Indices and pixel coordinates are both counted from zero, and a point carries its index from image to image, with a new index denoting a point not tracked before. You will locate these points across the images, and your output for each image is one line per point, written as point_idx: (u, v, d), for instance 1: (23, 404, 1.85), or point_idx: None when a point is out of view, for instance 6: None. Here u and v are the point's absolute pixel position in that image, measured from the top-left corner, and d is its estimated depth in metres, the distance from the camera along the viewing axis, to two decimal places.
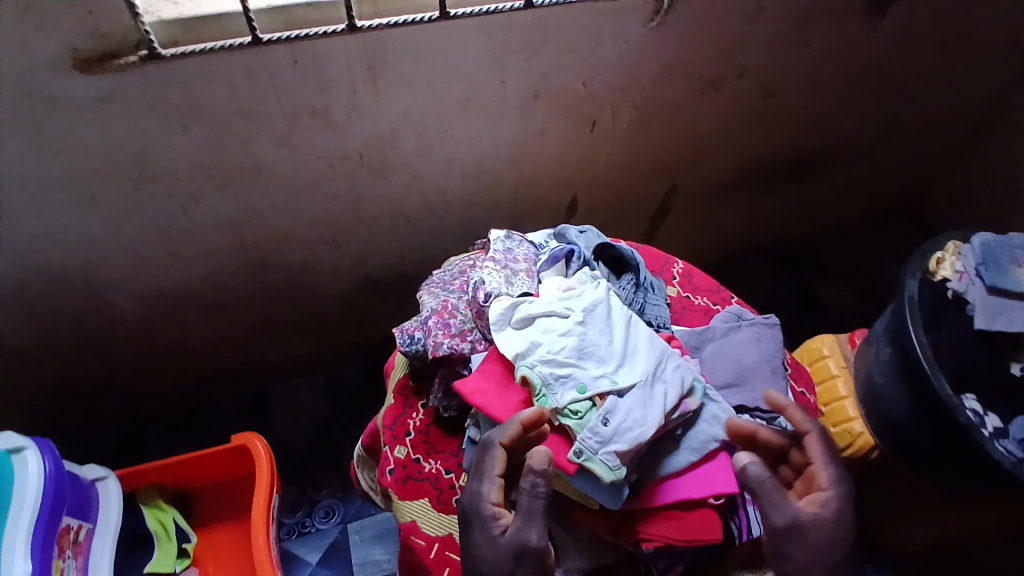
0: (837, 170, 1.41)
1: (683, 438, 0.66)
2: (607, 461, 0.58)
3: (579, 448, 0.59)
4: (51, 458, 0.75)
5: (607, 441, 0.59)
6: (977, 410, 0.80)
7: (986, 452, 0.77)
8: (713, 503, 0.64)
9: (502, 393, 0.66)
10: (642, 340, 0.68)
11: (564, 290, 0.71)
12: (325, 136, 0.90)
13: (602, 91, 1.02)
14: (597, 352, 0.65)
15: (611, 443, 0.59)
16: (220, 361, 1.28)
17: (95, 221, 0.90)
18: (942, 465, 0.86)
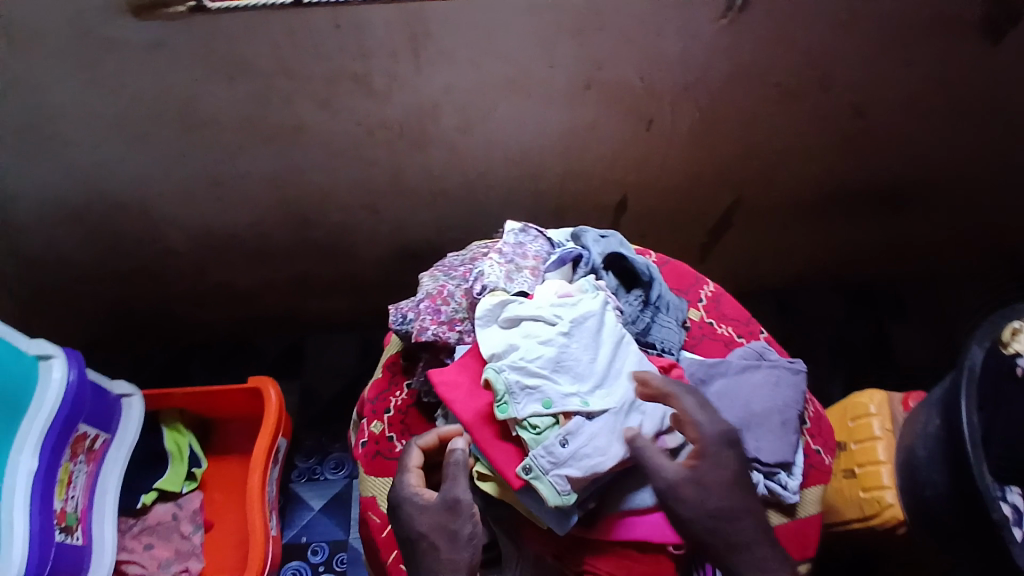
0: (933, 208, 1.25)
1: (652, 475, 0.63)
2: (556, 485, 0.58)
3: (529, 465, 0.59)
4: (74, 370, 0.88)
5: (560, 464, 0.59)
6: (1017, 508, 0.71)
7: (1011, 557, 0.68)
8: (671, 551, 0.62)
9: (473, 391, 0.65)
10: (628, 364, 0.65)
11: (561, 296, 0.68)
12: (366, 103, 0.92)
13: (662, 89, 0.95)
14: (575, 368, 0.63)
15: (564, 467, 0.59)
16: (262, 305, 1.34)
17: (151, 157, 0.98)
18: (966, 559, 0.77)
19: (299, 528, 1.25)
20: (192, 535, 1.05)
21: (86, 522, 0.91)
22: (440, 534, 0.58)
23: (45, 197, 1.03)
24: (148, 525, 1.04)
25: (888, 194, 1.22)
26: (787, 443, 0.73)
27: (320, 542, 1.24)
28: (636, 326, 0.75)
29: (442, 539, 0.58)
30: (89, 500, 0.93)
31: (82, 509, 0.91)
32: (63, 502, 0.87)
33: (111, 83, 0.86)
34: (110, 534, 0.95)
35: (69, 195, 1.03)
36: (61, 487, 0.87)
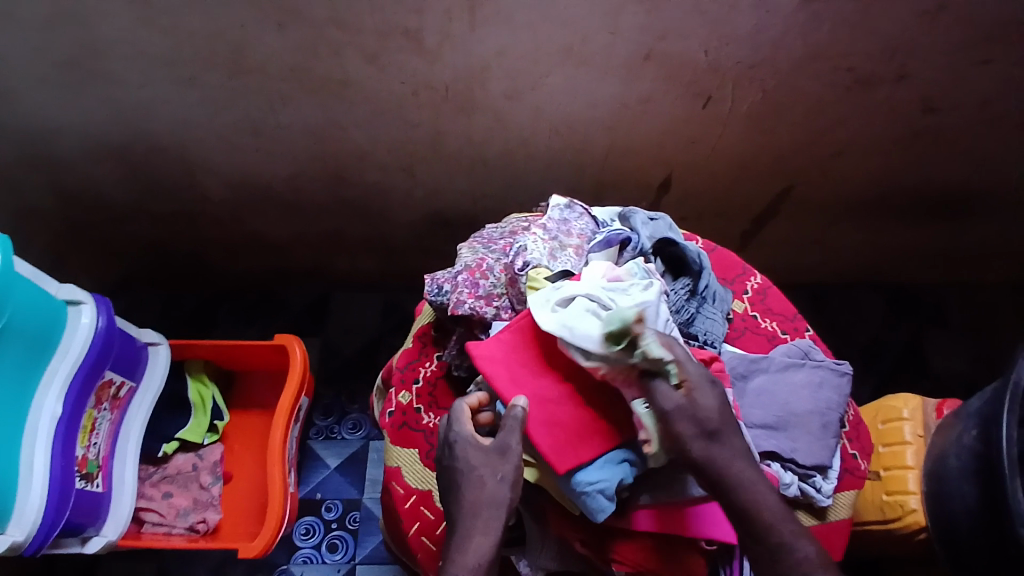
0: (996, 215, 1.18)
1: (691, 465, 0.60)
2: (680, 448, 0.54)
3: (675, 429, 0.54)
4: (104, 317, 0.90)
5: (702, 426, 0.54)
6: None
7: None
8: (703, 546, 0.61)
9: (529, 372, 0.62)
10: None
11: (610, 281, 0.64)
12: (415, 60, 0.88)
13: (727, 66, 0.89)
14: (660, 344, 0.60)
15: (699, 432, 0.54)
16: (291, 259, 1.33)
17: (191, 101, 0.95)
18: None
19: (313, 485, 1.26)
20: (210, 486, 1.05)
21: (106, 469, 0.94)
22: (489, 473, 0.56)
23: (83, 135, 1.02)
24: (167, 475, 1.06)
25: (951, 197, 1.15)
26: (826, 447, 0.70)
27: (333, 499, 1.24)
28: (679, 316, 0.72)
29: (488, 479, 0.56)
30: (111, 447, 0.96)
31: (103, 456, 0.94)
32: (85, 449, 0.90)
33: (155, 22, 0.83)
34: (130, 480, 0.98)
35: (107, 135, 1.02)
36: (83, 435, 0.89)
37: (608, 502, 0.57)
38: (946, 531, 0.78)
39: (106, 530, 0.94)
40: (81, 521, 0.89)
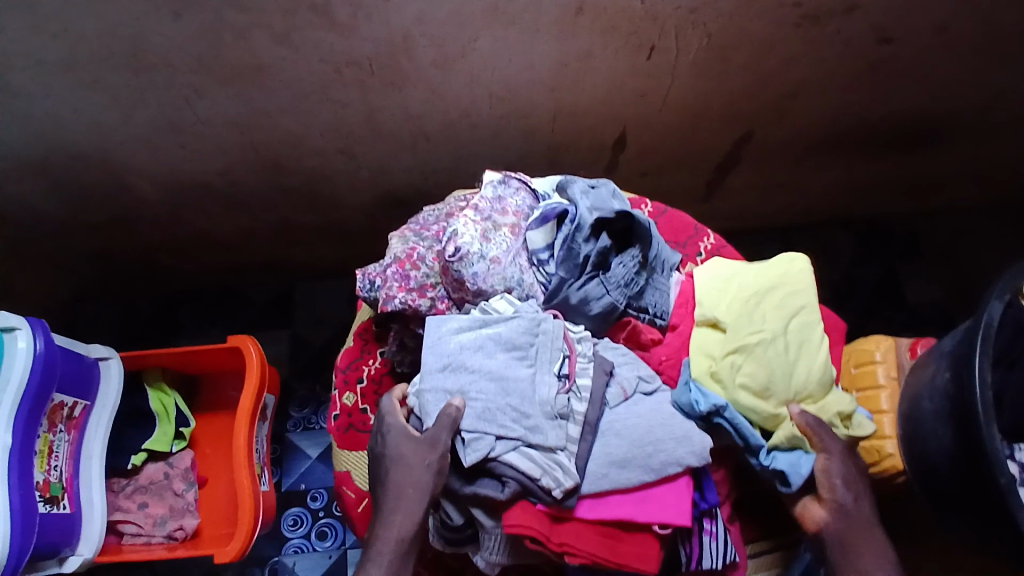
0: (964, 142, 1.15)
1: (642, 455, 0.57)
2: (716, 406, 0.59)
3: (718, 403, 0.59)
4: (42, 337, 0.86)
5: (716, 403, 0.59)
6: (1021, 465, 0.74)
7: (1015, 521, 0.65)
8: (657, 530, 0.57)
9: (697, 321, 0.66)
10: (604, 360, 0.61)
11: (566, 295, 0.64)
12: (328, 37, 0.82)
13: (666, 12, 0.83)
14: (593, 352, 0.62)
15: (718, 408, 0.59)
16: (246, 253, 1.29)
17: (103, 105, 0.90)
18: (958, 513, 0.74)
19: (297, 476, 1.27)
20: (185, 492, 1.05)
21: (72, 490, 0.93)
22: (418, 461, 0.58)
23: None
24: (140, 485, 1.04)
25: (913, 127, 1.11)
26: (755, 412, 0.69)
27: (318, 489, 1.26)
28: (629, 290, 0.66)
29: (417, 465, 0.58)
30: (74, 468, 0.94)
31: (67, 477, 0.93)
32: (45, 474, 0.88)
33: (44, 26, 0.77)
34: (100, 498, 0.97)
35: (23, 146, 0.96)
36: (40, 460, 0.88)
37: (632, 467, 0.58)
38: (922, 471, 0.78)
39: (81, 549, 0.93)
40: (51, 545, 0.88)
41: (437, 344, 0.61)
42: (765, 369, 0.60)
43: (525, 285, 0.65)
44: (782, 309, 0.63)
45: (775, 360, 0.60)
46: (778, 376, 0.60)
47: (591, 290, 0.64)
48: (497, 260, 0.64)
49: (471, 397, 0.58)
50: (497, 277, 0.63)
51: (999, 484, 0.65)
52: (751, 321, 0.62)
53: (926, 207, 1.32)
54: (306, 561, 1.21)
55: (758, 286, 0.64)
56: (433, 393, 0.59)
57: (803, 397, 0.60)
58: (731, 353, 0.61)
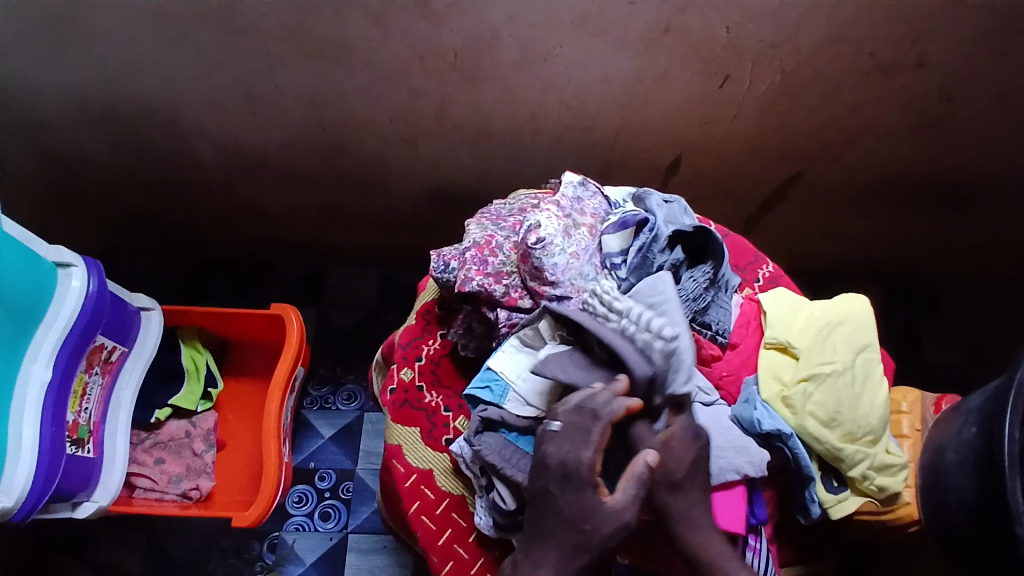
0: (1001, 210, 1.18)
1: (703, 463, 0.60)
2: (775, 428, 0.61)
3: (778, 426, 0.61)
4: (96, 279, 0.87)
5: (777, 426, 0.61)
6: None
7: None
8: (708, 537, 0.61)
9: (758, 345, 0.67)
10: None
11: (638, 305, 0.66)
12: (419, 24, 0.84)
13: (746, 44, 0.86)
14: None
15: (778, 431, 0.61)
16: (286, 229, 1.30)
17: (185, 62, 0.91)
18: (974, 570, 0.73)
19: (307, 453, 1.26)
20: (204, 453, 1.05)
21: (97, 435, 0.93)
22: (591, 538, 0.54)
23: (73, 94, 0.98)
24: (160, 440, 1.04)
25: (955, 189, 1.14)
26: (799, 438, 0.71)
27: (327, 469, 1.25)
28: (696, 304, 0.68)
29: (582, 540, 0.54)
30: (102, 413, 0.94)
31: (94, 421, 0.93)
32: (76, 415, 0.88)
33: None
34: (121, 448, 0.96)
35: (96, 93, 0.97)
36: (74, 400, 0.87)
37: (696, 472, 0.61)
38: (938, 523, 0.77)
39: (97, 497, 0.93)
40: (71, 487, 0.87)
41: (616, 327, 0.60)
42: (834, 400, 0.61)
43: (598, 284, 0.66)
44: (848, 345, 0.64)
45: (844, 391, 0.62)
46: (847, 406, 0.61)
47: None
48: (576, 256, 0.66)
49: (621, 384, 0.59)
50: (573, 272, 0.65)
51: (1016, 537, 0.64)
52: (821, 351, 0.64)
53: (956, 269, 1.35)
54: (307, 540, 1.20)
55: (827, 318, 0.66)
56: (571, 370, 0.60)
57: (866, 432, 0.61)
58: (802, 379, 0.63)
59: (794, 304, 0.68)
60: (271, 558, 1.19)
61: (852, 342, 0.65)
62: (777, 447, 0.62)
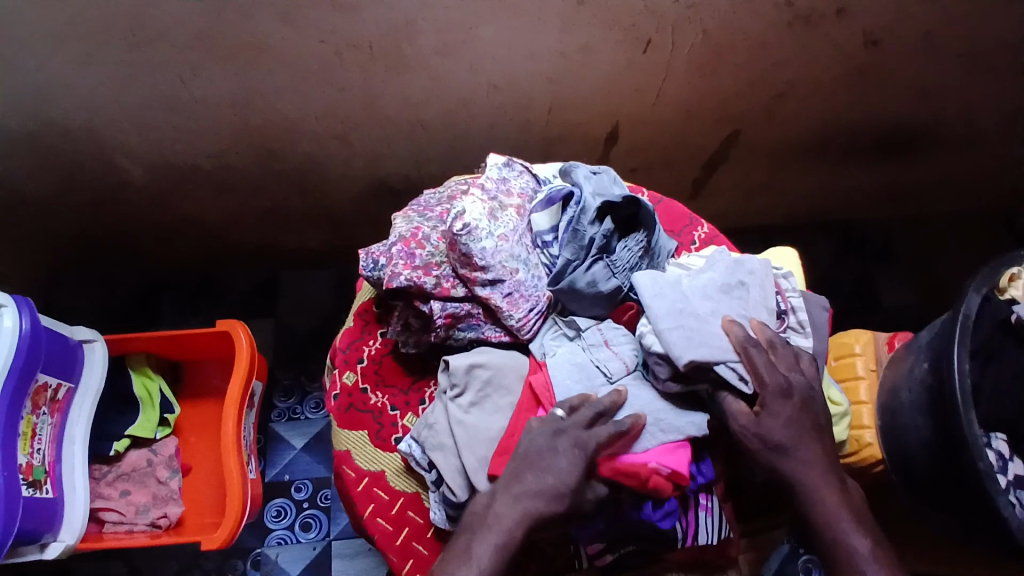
0: (942, 149, 1.20)
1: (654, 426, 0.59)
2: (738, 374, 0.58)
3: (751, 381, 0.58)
4: (28, 316, 0.84)
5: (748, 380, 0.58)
6: (1001, 454, 0.76)
7: (994, 508, 0.65)
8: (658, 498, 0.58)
9: None
10: (608, 357, 0.63)
11: (586, 283, 0.63)
12: (331, 18, 0.82)
13: (665, 6, 0.85)
14: (600, 356, 0.63)
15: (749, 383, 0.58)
16: (232, 240, 1.27)
17: (94, 80, 0.88)
18: (937, 505, 0.75)
19: (281, 466, 1.25)
20: (169, 480, 1.03)
21: (55, 474, 0.90)
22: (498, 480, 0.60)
23: None
24: (122, 472, 1.02)
25: (892, 133, 1.15)
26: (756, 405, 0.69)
27: (303, 480, 1.25)
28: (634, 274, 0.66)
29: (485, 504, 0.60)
30: (57, 451, 0.91)
31: (49, 461, 0.90)
32: (28, 457, 0.86)
33: None
34: (83, 483, 0.94)
35: (6, 120, 0.93)
36: (23, 442, 0.85)
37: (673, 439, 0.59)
38: (900, 461, 0.79)
39: (63, 536, 0.90)
40: (32, 528, 0.85)
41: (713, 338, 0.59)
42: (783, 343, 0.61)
43: (530, 264, 0.66)
44: (766, 299, 0.63)
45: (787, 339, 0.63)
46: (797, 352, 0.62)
47: (597, 272, 0.64)
48: (504, 238, 0.65)
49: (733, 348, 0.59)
50: (504, 254, 0.64)
51: (976, 470, 0.65)
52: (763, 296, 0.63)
53: (903, 210, 1.36)
54: (290, 552, 1.20)
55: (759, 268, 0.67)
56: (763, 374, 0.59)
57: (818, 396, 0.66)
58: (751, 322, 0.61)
59: (719, 254, 0.67)
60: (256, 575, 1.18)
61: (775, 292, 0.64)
62: (708, 376, 0.59)
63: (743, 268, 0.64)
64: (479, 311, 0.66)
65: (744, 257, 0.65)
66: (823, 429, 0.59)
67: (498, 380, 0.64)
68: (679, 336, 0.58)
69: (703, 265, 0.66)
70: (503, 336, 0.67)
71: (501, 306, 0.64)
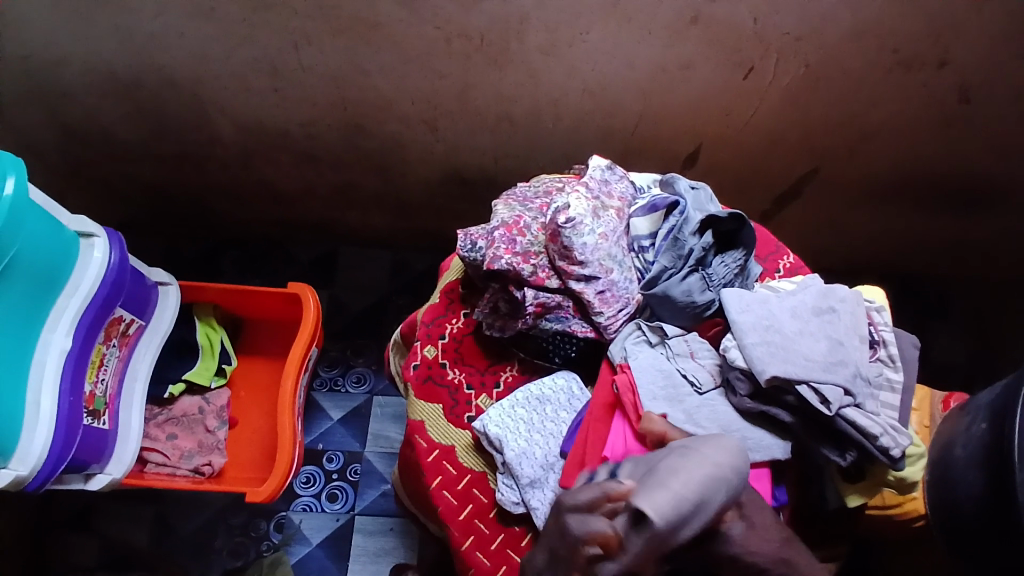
0: (1017, 215, 1.19)
1: (736, 438, 0.61)
2: (825, 393, 0.58)
3: (831, 398, 0.57)
4: (116, 252, 0.86)
5: (830, 400, 0.57)
6: None
7: None
8: None
9: None
10: (692, 367, 0.64)
11: (682, 293, 0.65)
12: (448, 6, 0.84)
13: (773, 36, 0.87)
14: (685, 365, 0.64)
15: (829, 400, 0.57)
16: (300, 210, 1.31)
17: (210, 36, 0.91)
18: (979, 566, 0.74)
19: (316, 434, 1.28)
20: (217, 430, 1.05)
21: (113, 408, 0.91)
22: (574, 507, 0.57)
23: (94, 66, 0.98)
24: (172, 416, 1.04)
25: (967, 192, 1.15)
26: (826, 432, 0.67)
27: (335, 451, 1.27)
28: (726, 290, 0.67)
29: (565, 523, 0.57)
30: (119, 386, 0.93)
31: (110, 395, 0.91)
32: (93, 386, 0.87)
33: None
34: (136, 421, 0.95)
35: (118, 64, 0.97)
36: (91, 370, 0.86)
37: (751, 455, 0.60)
38: (946, 516, 0.78)
39: (110, 469, 0.91)
40: (85, 457, 0.86)
41: (803, 356, 0.59)
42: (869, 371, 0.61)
43: (625, 266, 0.67)
44: (858, 327, 0.63)
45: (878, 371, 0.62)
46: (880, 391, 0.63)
47: (693, 282, 0.65)
48: (604, 237, 0.66)
49: (824, 369, 0.58)
50: (602, 253, 0.66)
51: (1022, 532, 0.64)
52: (855, 324, 0.63)
53: (965, 271, 1.36)
54: (314, 519, 1.22)
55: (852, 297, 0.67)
56: (850, 398, 0.58)
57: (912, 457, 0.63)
58: (845, 345, 0.61)
59: (812, 280, 0.68)
60: (278, 537, 1.20)
61: (866, 322, 0.65)
62: (783, 400, 0.60)
63: (833, 295, 0.65)
64: (569, 305, 0.67)
65: (834, 286, 0.66)
66: (894, 451, 0.58)
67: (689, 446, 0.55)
68: (766, 352, 0.59)
69: (794, 289, 0.67)
70: (589, 332, 0.68)
71: (593, 303, 0.66)
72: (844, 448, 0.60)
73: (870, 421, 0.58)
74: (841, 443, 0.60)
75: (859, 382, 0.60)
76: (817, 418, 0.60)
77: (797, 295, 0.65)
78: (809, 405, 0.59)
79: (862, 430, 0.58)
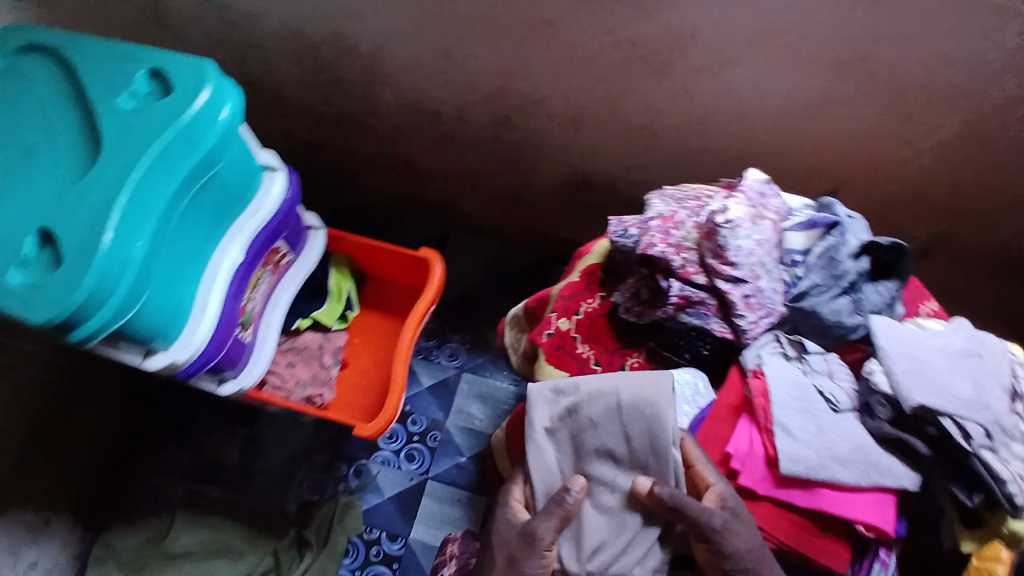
0: None
1: (869, 460, 0.62)
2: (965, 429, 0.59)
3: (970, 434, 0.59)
4: (290, 189, 0.97)
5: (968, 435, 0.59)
6: None
7: None
8: (859, 530, 0.63)
9: None
10: (830, 384, 0.66)
11: (831, 310, 0.67)
12: (624, 15, 0.90)
13: (936, 83, 0.88)
14: (824, 383, 0.66)
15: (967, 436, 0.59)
16: (426, 189, 1.40)
17: (399, 16, 1.00)
18: None
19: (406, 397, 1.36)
20: (330, 368, 1.13)
21: (254, 327, 1.01)
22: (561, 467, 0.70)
23: (285, 31, 1.07)
24: (295, 347, 1.14)
25: None
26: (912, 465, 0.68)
27: (419, 415, 1.34)
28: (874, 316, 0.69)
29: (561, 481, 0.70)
30: (263, 308, 1.03)
31: (256, 314, 1.02)
32: (247, 301, 0.97)
33: None
34: (269, 343, 1.05)
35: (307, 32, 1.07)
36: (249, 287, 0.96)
37: (880, 479, 0.61)
38: None
39: (241, 379, 1.00)
40: (226, 361, 0.95)
41: (947, 389, 0.60)
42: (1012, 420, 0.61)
43: (774, 275, 0.70)
44: (1005, 375, 0.63)
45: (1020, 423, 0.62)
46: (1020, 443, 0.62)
47: (842, 302, 0.68)
48: (759, 244, 0.70)
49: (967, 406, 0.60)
50: (754, 259, 0.69)
51: None
52: (1003, 372, 0.64)
53: None
54: (389, 475, 1.28)
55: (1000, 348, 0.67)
56: (988, 440, 0.59)
57: None
58: (989, 388, 0.62)
59: (960, 323, 0.68)
60: (354, 482, 1.27)
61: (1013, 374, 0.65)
62: (923, 430, 0.61)
63: (981, 342, 0.66)
64: (712, 303, 0.70)
65: (983, 333, 0.66)
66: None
67: (631, 405, 0.68)
68: (911, 378, 0.61)
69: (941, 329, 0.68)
70: (726, 333, 0.70)
71: (738, 305, 0.68)
72: (973, 488, 0.60)
73: (1006, 465, 0.58)
74: (970, 482, 0.60)
75: (1000, 427, 0.60)
76: (951, 453, 0.60)
77: (944, 334, 0.66)
78: (945, 439, 0.60)
79: (995, 472, 0.58)
